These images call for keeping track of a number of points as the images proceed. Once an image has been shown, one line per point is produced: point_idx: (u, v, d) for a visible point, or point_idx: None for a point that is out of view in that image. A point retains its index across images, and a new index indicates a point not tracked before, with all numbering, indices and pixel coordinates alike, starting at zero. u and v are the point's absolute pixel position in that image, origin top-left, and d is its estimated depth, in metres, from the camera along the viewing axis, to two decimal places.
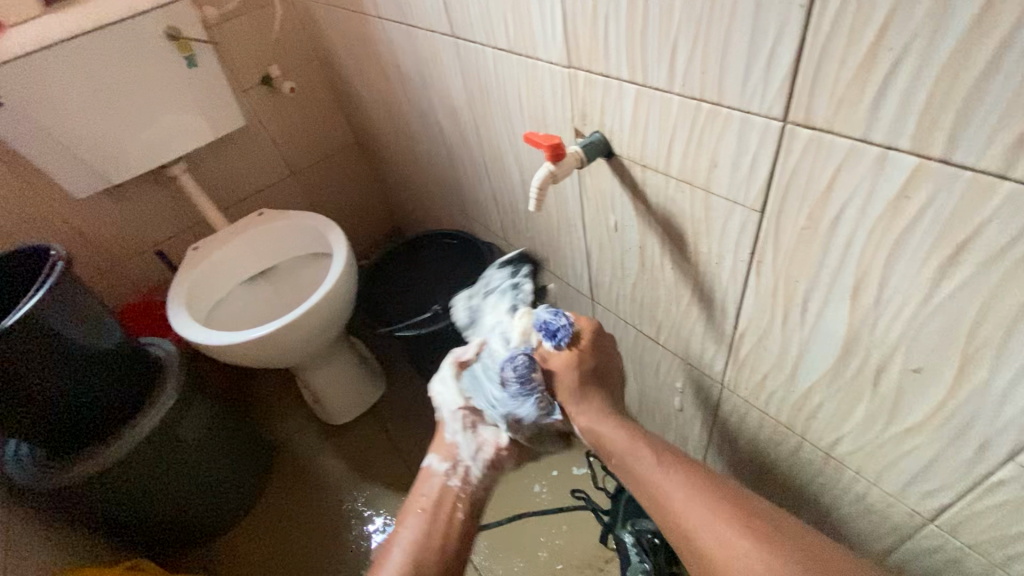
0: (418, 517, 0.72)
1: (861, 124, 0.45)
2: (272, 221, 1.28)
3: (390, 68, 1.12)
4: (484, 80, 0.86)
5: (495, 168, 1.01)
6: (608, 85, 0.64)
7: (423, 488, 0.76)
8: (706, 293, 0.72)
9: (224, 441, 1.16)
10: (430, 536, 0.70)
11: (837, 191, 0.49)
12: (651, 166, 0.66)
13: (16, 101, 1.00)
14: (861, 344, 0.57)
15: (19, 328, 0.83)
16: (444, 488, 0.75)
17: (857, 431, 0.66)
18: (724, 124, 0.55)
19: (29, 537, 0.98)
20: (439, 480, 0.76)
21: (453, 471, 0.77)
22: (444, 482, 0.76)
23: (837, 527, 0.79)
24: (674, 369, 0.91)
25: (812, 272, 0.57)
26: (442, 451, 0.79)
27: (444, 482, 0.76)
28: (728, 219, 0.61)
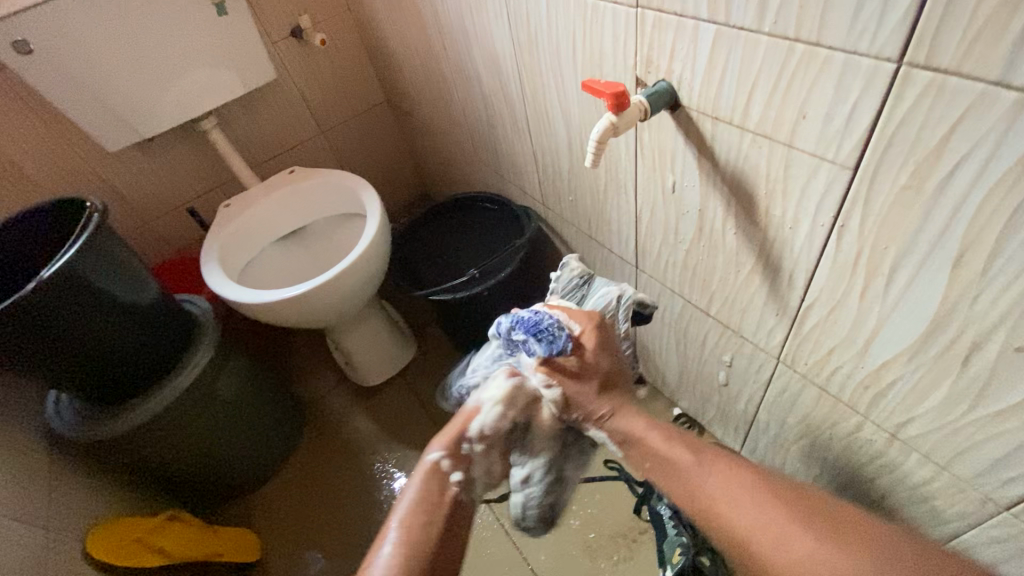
0: (415, 501, 0.65)
1: (999, 65, 0.39)
2: (304, 178, 1.25)
3: (428, 18, 1.06)
4: (534, 26, 0.79)
5: (539, 126, 0.95)
6: (682, 26, 0.58)
7: (417, 476, 0.68)
8: (773, 261, 0.67)
9: (258, 399, 1.17)
10: (424, 531, 0.62)
11: (954, 145, 0.44)
12: (723, 120, 0.60)
13: (46, 47, 0.97)
14: (955, 320, 0.52)
15: (57, 279, 0.83)
16: (443, 481, 0.68)
17: (934, 413, 0.61)
18: (821, 68, 0.49)
19: (72, 485, 1.00)
20: (440, 477, 0.68)
21: (456, 467, 0.69)
22: (446, 480, 0.68)
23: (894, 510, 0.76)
24: (723, 342, 0.87)
25: (906, 239, 0.51)
26: (446, 440, 0.70)
27: (442, 471, 0.68)
28: (811, 177, 0.56)
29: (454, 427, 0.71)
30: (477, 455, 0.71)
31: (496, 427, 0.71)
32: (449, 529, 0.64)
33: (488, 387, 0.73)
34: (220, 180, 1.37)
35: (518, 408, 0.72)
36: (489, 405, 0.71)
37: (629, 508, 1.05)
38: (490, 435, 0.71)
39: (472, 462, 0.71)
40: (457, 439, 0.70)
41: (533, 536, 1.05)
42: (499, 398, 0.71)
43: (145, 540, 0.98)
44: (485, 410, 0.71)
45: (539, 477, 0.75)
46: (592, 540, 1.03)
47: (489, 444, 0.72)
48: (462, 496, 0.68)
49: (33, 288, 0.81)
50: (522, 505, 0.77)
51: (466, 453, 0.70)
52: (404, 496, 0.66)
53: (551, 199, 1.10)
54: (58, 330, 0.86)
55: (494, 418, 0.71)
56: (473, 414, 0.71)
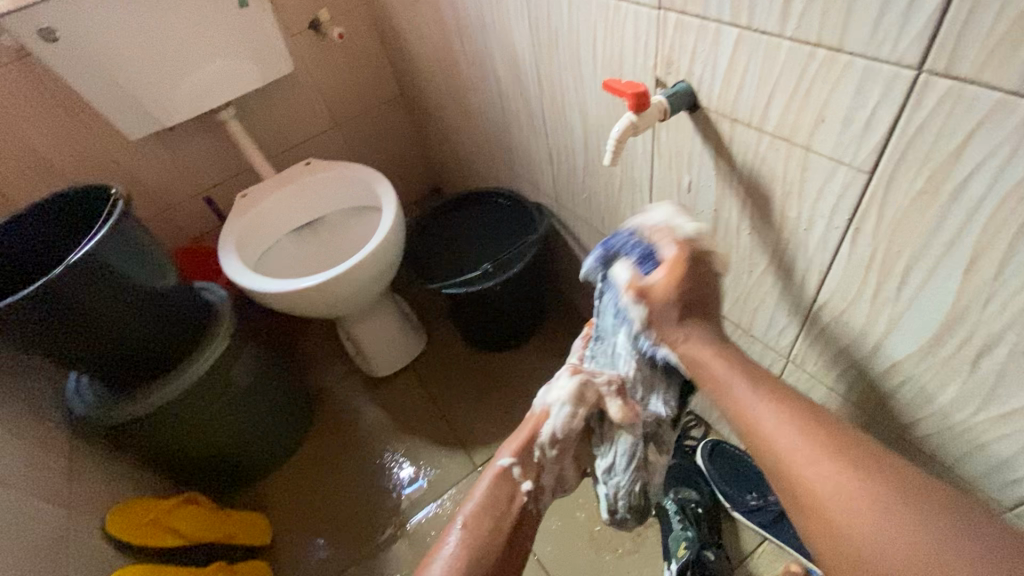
0: (478, 513, 0.68)
1: (1017, 74, 0.40)
2: (320, 170, 1.27)
3: (446, 13, 1.07)
4: (555, 25, 0.81)
5: (555, 122, 0.96)
6: (704, 29, 0.59)
7: (484, 477, 0.71)
8: (786, 261, 0.68)
9: (272, 386, 1.19)
10: (489, 542, 0.66)
11: (970, 153, 0.45)
12: (742, 121, 0.61)
13: (73, 35, 0.99)
14: (966, 323, 0.53)
15: (82, 265, 0.85)
16: (513, 488, 0.71)
17: (942, 414, 0.62)
18: (841, 73, 0.50)
19: (91, 466, 1.02)
20: (512, 487, 0.71)
21: (526, 474, 0.72)
22: (517, 486, 0.71)
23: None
24: (733, 340, 0.88)
25: (921, 242, 0.53)
26: (516, 445, 0.72)
27: (511, 476, 0.71)
28: (827, 180, 0.57)
29: (524, 431, 0.73)
30: (547, 461, 0.73)
31: (566, 429, 0.72)
32: (517, 535, 0.69)
33: (554, 388, 0.74)
34: (236, 170, 1.38)
35: (587, 405, 0.72)
36: (558, 408, 0.72)
37: None
38: (559, 439, 0.73)
39: (541, 468, 0.73)
40: (526, 444, 0.72)
41: (540, 527, 1.07)
42: (567, 399, 0.72)
43: (161, 520, 1.00)
44: (554, 413, 0.72)
45: (624, 465, 0.75)
46: (598, 532, 1.05)
47: (560, 445, 0.73)
48: (530, 504, 0.72)
49: (58, 273, 0.83)
50: (611, 495, 0.77)
51: (537, 460, 0.72)
52: (474, 496, 0.70)
53: (564, 196, 1.11)
54: (81, 314, 0.88)
55: (563, 420, 0.72)
56: (542, 418, 0.73)
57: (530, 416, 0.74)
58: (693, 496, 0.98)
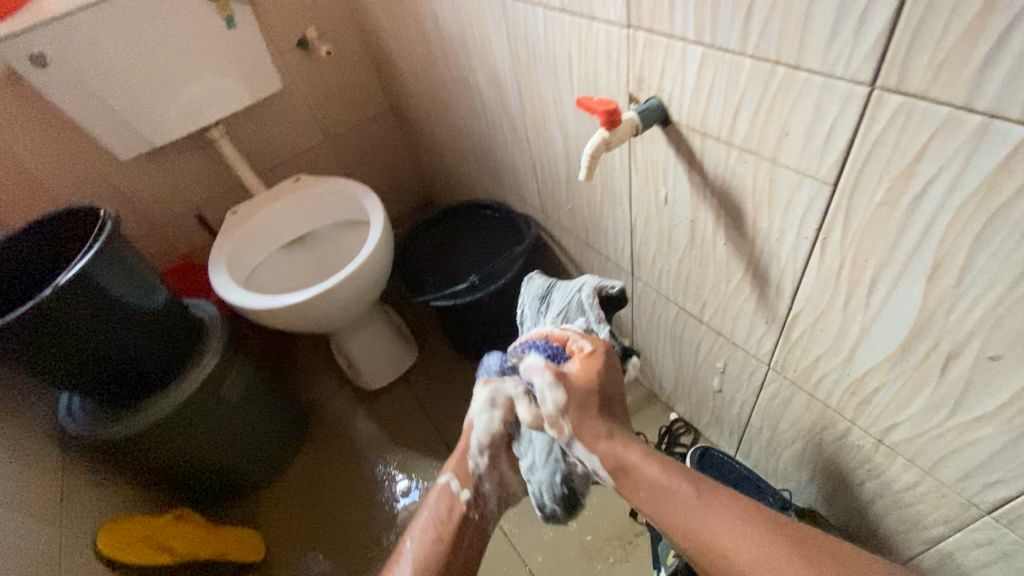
0: (425, 526, 0.74)
1: (964, 90, 0.41)
2: (309, 186, 1.29)
3: (430, 31, 1.09)
4: (532, 43, 0.82)
5: (538, 136, 0.97)
6: (671, 47, 0.60)
7: (431, 498, 0.77)
8: (761, 270, 0.69)
9: (263, 401, 1.19)
10: (433, 550, 0.72)
11: (925, 165, 0.46)
12: (711, 135, 0.63)
13: (63, 60, 1.01)
14: (932, 329, 0.54)
15: (72, 285, 0.86)
16: (453, 500, 0.76)
17: (915, 419, 0.63)
18: (800, 89, 0.51)
19: (83, 484, 1.02)
20: (451, 495, 0.77)
21: (465, 484, 0.77)
22: (456, 496, 0.76)
23: (880, 512, 0.78)
24: (716, 348, 0.89)
25: (885, 251, 0.54)
26: (454, 463, 0.78)
27: (452, 490, 0.77)
28: (794, 192, 0.58)
29: (457, 447, 0.78)
30: (484, 470, 0.78)
31: (491, 438, 0.76)
32: (459, 543, 0.74)
33: (474, 401, 0.77)
34: (227, 187, 1.40)
35: (501, 408, 0.75)
36: (479, 419, 0.76)
37: (626, 511, 1.07)
38: (490, 447, 0.77)
39: (481, 477, 0.78)
40: (461, 460, 0.78)
41: (533, 538, 1.07)
42: (488, 408, 0.76)
43: (152, 539, 1.00)
44: (477, 424, 0.76)
45: (542, 459, 0.75)
46: (590, 542, 1.05)
47: (490, 451, 0.78)
48: (472, 513, 0.77)
49: (48, 294, 0.84)
50: (536, 492, 0.77)
51: (473, 472, 0.78)
52: (419, 521, 0.75)
53: (549, 208, 1.12)
54: (73, 334, 0.89)
55: (486, 428, 0.76)
56: (469, 432, 0.78)
57: (458, 432, 0.79)
58: None
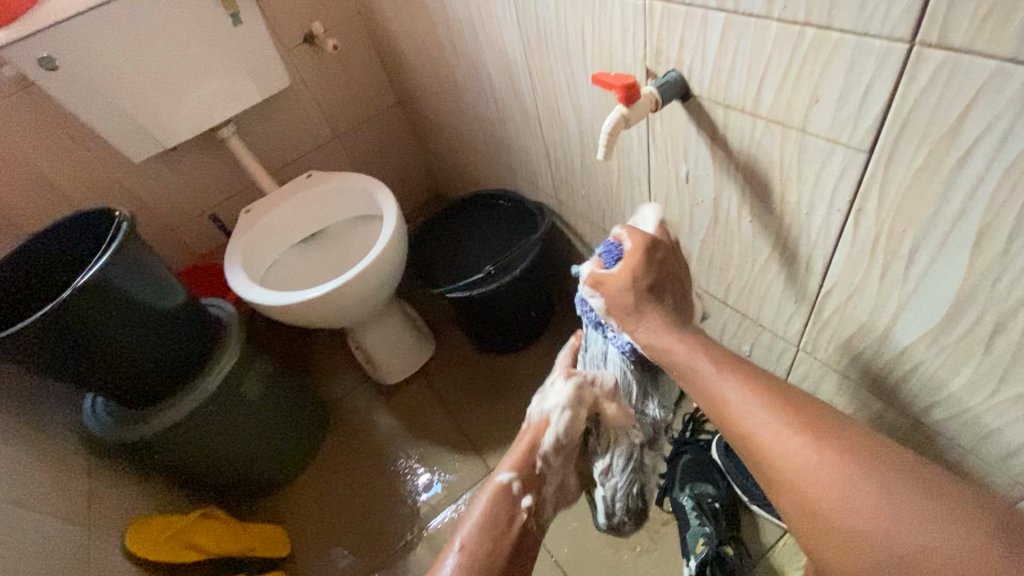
0: (483, 528, 0.71)
1: (1013, 40, 0.38)
2: (321, 182, 1.28)
3: (437, 18, 1.07)
4: (543, 23, 0.80)
5: (550, 120, 0.95)
6: (690, 15, 0.58)
7: (485, 490, 0.74)
8: (790, 247, 0.67)
9: (283, 399, 1.19)
10: (489, 559, 0.69)
11: (970, 125, 0.43)
12: (735, 107, 0.60)
13: (71, 63, 1.01)
14: (977, 301, 0.52)
15: (89, 287, 0.86)
16: (512, 508, 0.73)
17: (958, 396, 0.60)
18: (832, 52, 0.48)
19: (109, 485, 1.03)
20: (510, 502, 0.73)
21: (526, 489, 0.74)
22: (517, 500, 0.73)
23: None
24: (742, 331, 0.86)
25: (925, 220, 0.51)
26: (516, 463, 0.73)
27: (511, 494, 0.73)
28: (825, 162, 0.56)
29: (522, 446, 0.73)
30: (547, 467, 0.74)
31: (567, 434, 0.72)
32: (517, 554, 0.72)
33: (549, 396, 0.72)
34: (240, 187, 1.40)
35: (587, 407, 0.70)
36: (557, 415, 0.71)
37: (651, 500, 1.05)
38: (561, 445, 0.73)
39: (545, 477, 0.75)
40: (526, 461, 0.73)
41: (557, 529, 1.06)
42: (564, 404, 0.70)
43: (180, 536, 1.01)
44: (553, 420, 0.71)
45: (621, 467, 0.73)
46: (615, 531, 1.03)
47: (558, 448, 0.73)
48: (530, 520, 0.75)
49: (66, 297, 0.84)
50: (609, 495, 0.76)
51: (537, 475, 0.74)
52: (474, 512, 0.73)
53: (564, 194, 1.10)
54: (92, 336, 0.89)
55: (561, 426, 0.71)
56: (541, 428, 0.72)
57: (528, 428, 0.73)
58: (710, 490, 0.97)
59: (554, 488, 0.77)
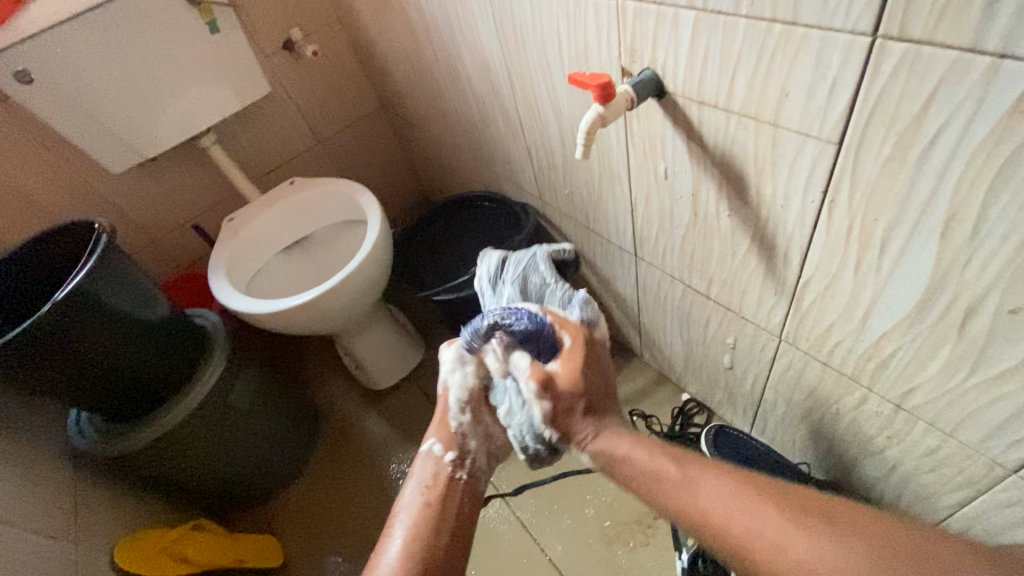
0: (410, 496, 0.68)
1: (970, 32, 0.39)
2: (305, 188, 1.27)
3: (415, 22, 1.07)
4: (520, 24, 0.80)
5: (531, 121, 0.96)
6: (662, 14, 0.59)
7: (418, 464, 0.72)
8: (767, 240, 0.68)
9: (272, 407, 1.19)
10: (421, 518, 0.65)
11: (934, 115, 0.44)
12: (709, 103, 0.61)
13: (46, 75, 1.00)
14: (948, 287, 0.53)
15: (70, 301, 0.85)
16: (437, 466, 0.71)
17: (935, 380, 0.61)
18: (799, 47, 0.49)
19: (97, 501, 1.02)
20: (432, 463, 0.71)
21: (449, 448, 0.72)
22: (440, 460, 0.72)
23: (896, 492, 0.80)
24: (725, 324, 0.87)
25: (895, 209, 0.52)
26: (437, 428, 0.73)
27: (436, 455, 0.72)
28: (798, 155, 0.57)
29: (438, 412, 0.74)
30: (468, 428, 0.73)
31: (468, 390, 0.72)
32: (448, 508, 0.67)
33: (445, 364, 0.74)
34: (222, 196, 1.39)
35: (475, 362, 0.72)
36: (452, 378, 0.72)
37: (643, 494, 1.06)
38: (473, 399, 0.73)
39: (467, 439, 0.73)
40: (443, 423, 0.73)
41: (550, 527, 1.07)
42: (455, 363, 0.73)
43: (170, 549, 1.00)
44: (451, 385, 0.73)
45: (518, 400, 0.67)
46: (608, 527, 1.04)
47: (476, 408, 0.73)
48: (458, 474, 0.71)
49: (47, 310, 0.83)
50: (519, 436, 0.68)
51: (455, 433, 0.73)
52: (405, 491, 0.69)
53: (548, 194, 1.10)
54: (74, 350, 0.88)
55: (462, 385, 0.72)
56: (446, 394, 0.74)
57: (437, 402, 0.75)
58: None
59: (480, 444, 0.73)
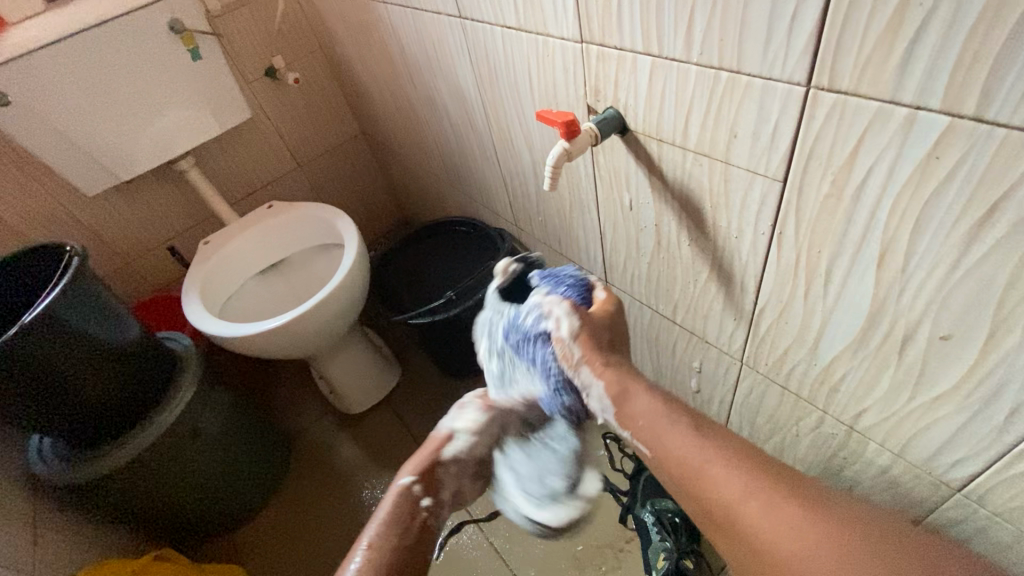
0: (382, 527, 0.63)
1: (889, 86, 0.44)
2: (282, 212, 1.29)
3: (395, 54, 1.10)
4: (493, 61, 0.84)
5: (505, 150, 0.99)
6: (622, 58, 0.63)
7: (385, 504, 0.65)
8: (725, 269, 0.72)
9: (243, 432, 1.17)
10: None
11: (863, 158, 0.49)
12: (667, 141, 0.65)
13: (25, 98, 1.00)
14: (887, 314, 0.56)
15: (38, 323, 0.84)
16: (412, 506, 0.66)
17: (882, 402, 0.65)
18: (744, 92, 0.54)
19: (55, 532, 0.98)
20: (409, 500, 0.66)
21: (426, 490, 0.68)
22: (415, 500, 0.67)
23: None
24: (691, 348, 0.90)
25: (836, 242, 0.56)
26: (416, 464, 0.69)
27: (411, 496, 0.66)
28: (748, 190, 0.61)
29: (424, 453, 0.70)
30: (451, 481, 0.71)
31: (469, 451, 0.71)
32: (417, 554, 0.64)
33: (463, 414, 0.73)
34: (200, 218, 1.40)
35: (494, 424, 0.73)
36: (462, 435, 0.71)
37: (615, 518, 1.07)
38: (466, 459, 0.72)
39: (444, 483, 0.70)
40: (428, 462, 0.69)
41: (523, 551, 1.07)
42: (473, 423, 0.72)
43: None
44: (458, 437, 0.71)
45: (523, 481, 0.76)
46: (581, 552, 1.04)
47: (459, 467, 0.72)
48: (431, 520, 0.67)
49: (13, 333, 0.82)
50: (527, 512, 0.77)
51: (437, 477, 0.70)
52: (374, 517, 0.65)
53: (522, 220, 1.14)
54: (40, 374, 0.87)
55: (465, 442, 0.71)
56: (443, 441, 0.71)
57: (430, 440, 0.71)
58: (670, 506, 0.97)
59: (451, 494, 0.71)
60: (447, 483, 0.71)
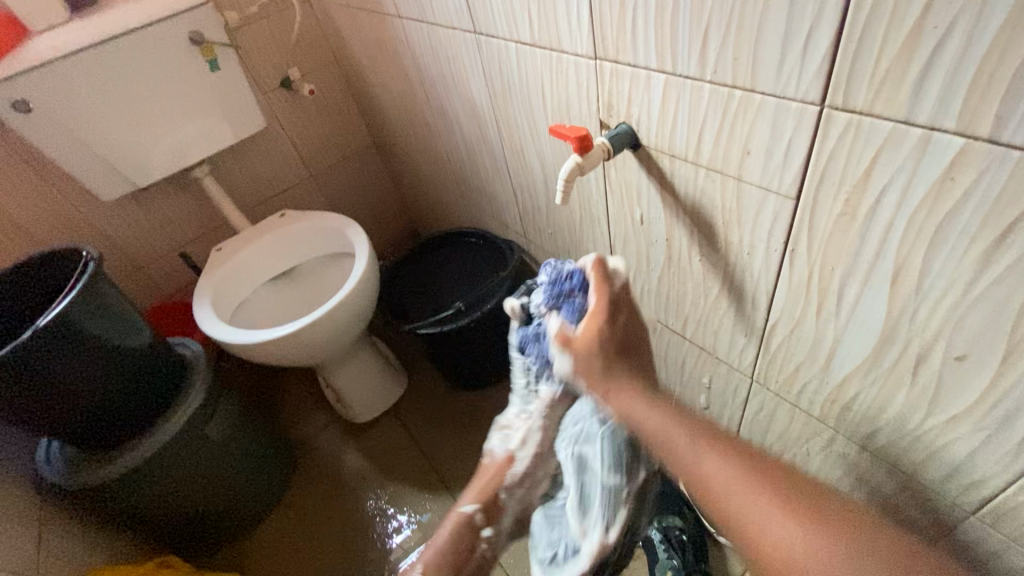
0: (439, 539, 0.79)
1: (904, 106, 0.44)
2: (294, 221, 1.30)
3: (409, 68, 1.12)
4: (507, 76, 0.86)
5: (516, 164, 1.00)
6: (636, 75, 0.64)
7: (449, 521, 0.81)
8: (736, 284, 0.72)
9: (249, 439, 1.17)
10: None
11: (877, 176, 0.49)
12: (679, 157, 0.66)
13: (47, 107, 1.03)
14: (901, 333, 0.56)
15: (52, 327, 0.85)
16: (466, 524, 0.80)
17: (894, 422, 0.64)
18: (757, 110, 0.54)
19: (60, 536, 0.99)
20: (462, 518, 0.80)
21: (485, 520, 0.81)
22: (467, 515, 0.80)
23: None
24: (701, 364, 0.90)
25: (849, 259, 0.56)
26: (477, 494, 0.81)
27: (471, 523, 0.80)
28: (760, 207, 0.61)
29: (483, 478, 0.82)
30: (505, 498, 0.81)
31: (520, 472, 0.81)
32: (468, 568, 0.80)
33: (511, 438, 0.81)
34: (213, 225, 1.41)
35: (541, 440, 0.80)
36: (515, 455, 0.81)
37: None
38: (522, 481, 0.81)
39: (501, 505, 0.81)
40: (486, 490, 0.81)
41: (529, 565, 1.06)
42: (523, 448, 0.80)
43: None
44: (499, 450, 0.82)
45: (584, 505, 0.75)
46: None
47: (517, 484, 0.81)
48: (486, 544, 0.82)
49: (29, 336, 0.83)
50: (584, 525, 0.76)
51: (493, 501, 0.81)
52: (437, 537, 0.80)
53: (532, 232, 1.14)
54: (51, 377, 0.87)
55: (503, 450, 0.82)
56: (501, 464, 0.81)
57: (488, 465, 0.82)
58: (677, 523, 0.96)
59: (512, 519, 0.83)
60: (510, 501, 0.82)
